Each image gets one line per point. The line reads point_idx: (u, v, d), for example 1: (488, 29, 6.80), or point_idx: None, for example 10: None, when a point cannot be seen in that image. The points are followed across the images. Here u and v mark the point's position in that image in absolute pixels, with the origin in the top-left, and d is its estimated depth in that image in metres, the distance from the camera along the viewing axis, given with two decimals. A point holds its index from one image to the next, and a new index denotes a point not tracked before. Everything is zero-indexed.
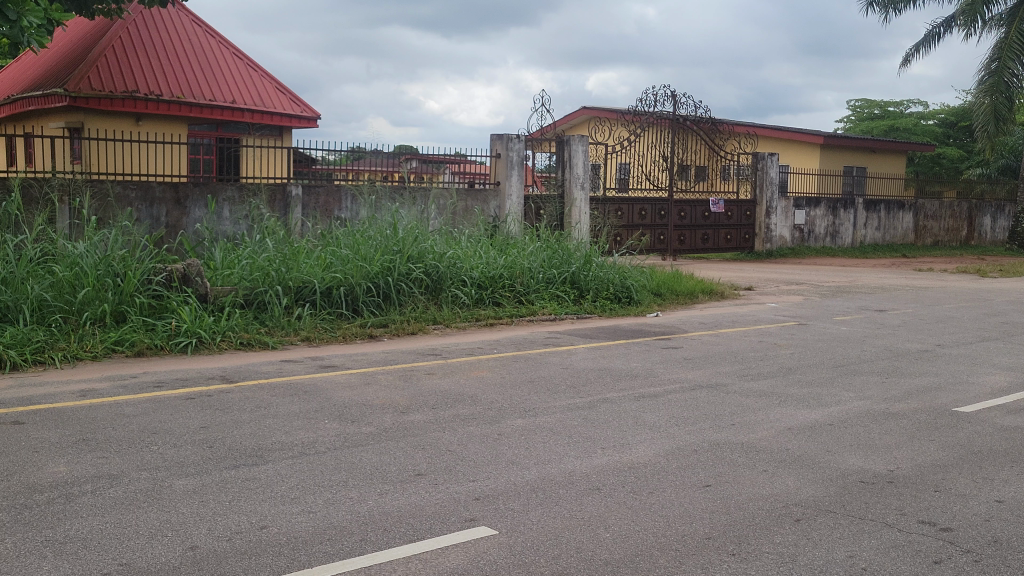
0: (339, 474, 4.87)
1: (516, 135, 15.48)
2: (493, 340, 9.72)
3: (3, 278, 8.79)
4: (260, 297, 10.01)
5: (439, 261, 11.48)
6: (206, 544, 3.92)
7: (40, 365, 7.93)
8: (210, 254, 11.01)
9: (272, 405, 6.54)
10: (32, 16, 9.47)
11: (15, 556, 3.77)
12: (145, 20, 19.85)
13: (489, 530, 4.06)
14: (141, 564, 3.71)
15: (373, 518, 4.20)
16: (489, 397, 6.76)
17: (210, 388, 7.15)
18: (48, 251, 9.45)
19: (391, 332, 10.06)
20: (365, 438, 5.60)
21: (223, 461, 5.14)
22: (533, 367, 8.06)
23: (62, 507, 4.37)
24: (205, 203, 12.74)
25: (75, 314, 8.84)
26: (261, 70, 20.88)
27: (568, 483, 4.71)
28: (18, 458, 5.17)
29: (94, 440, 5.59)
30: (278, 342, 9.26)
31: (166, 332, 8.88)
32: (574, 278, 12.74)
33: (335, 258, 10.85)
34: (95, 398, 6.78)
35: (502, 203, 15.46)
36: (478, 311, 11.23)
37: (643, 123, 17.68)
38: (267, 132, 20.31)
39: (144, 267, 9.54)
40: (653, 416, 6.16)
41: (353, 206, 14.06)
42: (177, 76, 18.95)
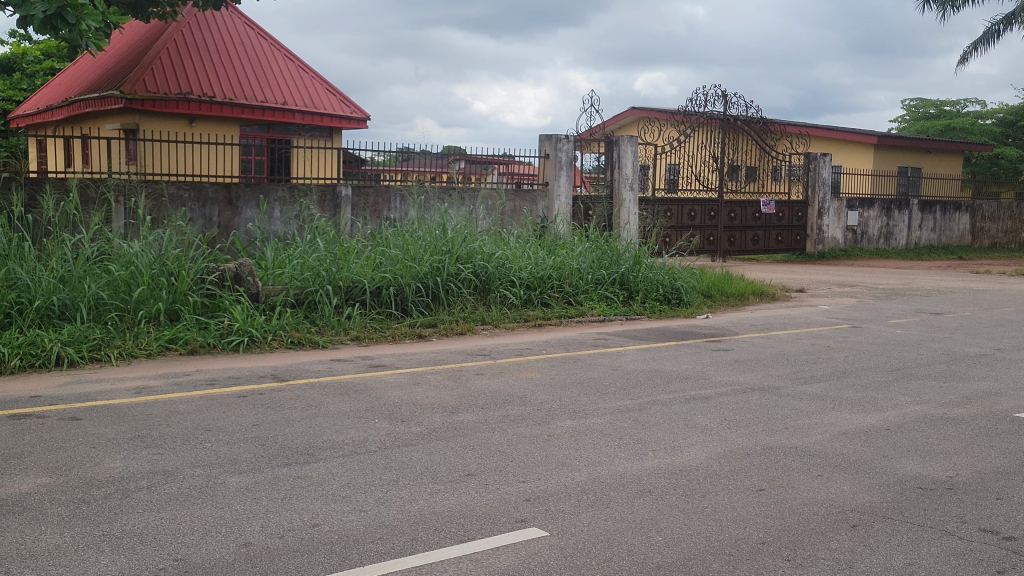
0: (390, 474, 4.89)
1: (565, 135, 15.44)
2: (542, 341, 9.72)
3: (62, 277, 8.96)
4: (311, 297, 10.09)
5: (487, 261, 11.50)
6: (259, 541, 3.95)
7: (97, 362, 8.09)
8: (262, 253, 11.15)
9: (322, 404, 6.60)
10: (90, 20, 9.57)
11: (75, 550, 3.84)
12: (199, 23, 20.15)
13: (540, 531, 4.06)
14: (196, 560, 3.75)
15: (425, 518, 4.22)
16: (539, 398, 6.75)
17: (262, 386, 7.23)
18: (105, 250, 9.63)
19: (440, 332, 10.10)
20: (415, 438, 5.62)
21: (275, 458, 5.20)
22: (583, 368, 8.04)
23: (119, 502, 4.44)
24: (257, 203, 12.90)
25: (130, 312, 9.00)
26: (312, 71, 21.09)
27: (619, 485, 4.69)
28: (76, 453, 5.27)
29: (150, 436, 5.68)
30: (329, 341, 9.34)
31: (219, 331, 9.01)
32: (623, 279, 12.69)
33: (384, 258, 10.91)
34: (150, 395, 6.90)
35: (550, 203, 15.44)
36: (527, 312, 11.23)
37: (693, 123, 17.53)
38: (318, 133, 20.52)
39: (197, 266, 9.69)
40: (704, 418, 6.10)
41: (402, 206, 14.14)
42: (230, 79, 19.20)
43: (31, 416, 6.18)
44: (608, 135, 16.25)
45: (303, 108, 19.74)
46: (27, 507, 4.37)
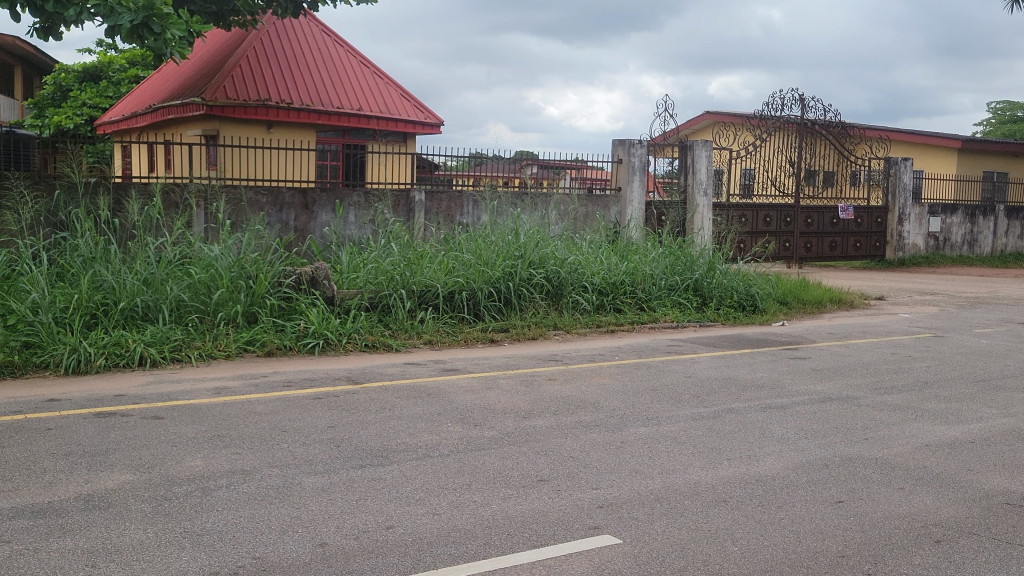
0: (463, 477, 4.92)
1: (638, 140, 15.34)
2: (614, 346, 9.69)
3: (146, 279, 9.20)
4: (385, 301, 10.20)
5: (560, 266, 11.51)
6: (335, 542, 4.01)
7: (178, 362, 8.30)
8: (338, 257, 11.32)
9: (396, 407, 6.67)
10: (174, 29, 9.90)
11: (157, 545, 3.95)
12: (278, 31, 20.56)
13: (614, 538, 4.04)
14: (273, 559, 3.82)
15: (498, 523, 4.23)
16: (612, 404, 6.71)
17: (338, 388, 7.35)
18: (186, 254, 9.86)
19: (512, 337, 10.13)
20: (487, 442, 5.64)
21: (350, 460, 5.27)
22: (656, 374, 7.99)
23: (199, 500, 4.55)
24: (332, 208, 13.10)
25: (210, 313, 9.21)
26: (387, 78, 21.39)
27: (693, 494, 4.64)
28: (158, 452, 5.42)
29: (228, 436, 5.81)
30: (402, 345, 9.44)
31: (295, 333, 9.17)
32: (697, 285, 12.58)
33: (457, 263, 10.99)
34: (229, 395, 7.05)
35: (623, 208, 15.39)
36: (600, 318, 11.21)
37: (769, 128, 17.27)
38: (392, 138, 20.77)
39: (275, 270, 9.88)
40: (781, 427, 6.01)
41: (474, 211, 14.25)
42: (307, 86, 19.56)
43: (116, 414, 6.38)
44: (683, 139, 16.09)
45: (379, 114, 20.01)
46: (112, 502, 4.50)
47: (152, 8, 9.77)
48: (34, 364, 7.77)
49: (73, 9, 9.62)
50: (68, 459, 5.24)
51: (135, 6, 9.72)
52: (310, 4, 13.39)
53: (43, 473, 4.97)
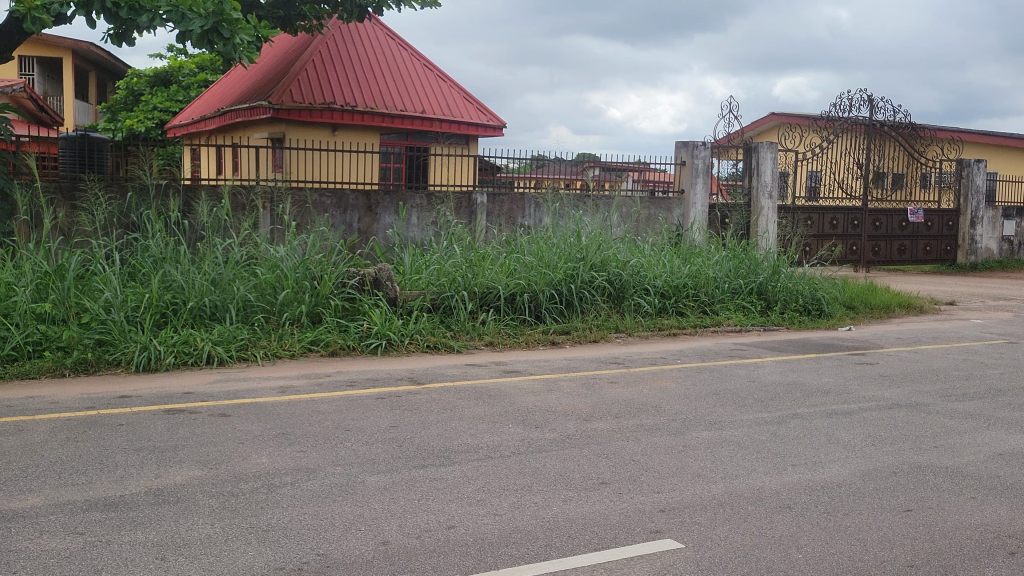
0: (524, 479, 4.92)
1: (702, 141, 15.18)
2: (677, 350, 9.61)
3: (214, 279, 9.38)
4: (447, 302, 10.26)
5: (622, 269, 11.45)
6: (397, 540, 4.05)
7: (244, 361, 8.46)
8: (401, 258, 11.39)
9: (457, 407, 6.70)
10: (243, 34, 10.08)
11: (224, 540, 4.02)
12: (343, 36, 20.84)
13: (675, 543, 4.01)
14: (337, 556, 3.87)
15: (559, 525, 4.23)
16: (674, 408, 6.66)
17: (400, 389, 7.41)
18: (253, 254, 10.03)
19: (573, 339, 10.10)
20: (548, 444, 5.64)
21: (413, 460, 5.31)
22: (719, 378, 7.91)
23: (265, 496, 4.63)
24: (395, 210, 13.23)
25: (276, 313, 9.37)
26: (450, 81, 21.56)
27: (757, 500, 4.58)
28: (225, 448, 5.52)
29: (292, 434, 5.90)
30: (463, 346, 9.50)
31: (358, 333, 9.29)
32: (761, 289, 12.42)
33: (519, 265, 11.01)
34: (293, 394, 7.15)
35: (686, 211, 15.28)
36: (662, 321, 11.12)
37: (836, 129, 16.98)
38: (455, 140, 20.89)
39: (339, 271, 10.00)
40: (847, 434, 5.91)
41: (536, 213, 14.26)
42: (371, 89, 19.76)
43: (185, 411, 6.52)
44: (747, 141, 15.89)
45: (442, 116, 20.14)
46: (181, 497, 4.61)
47: (221, 13, 9.92)
48: (107, 361, 7.97)
49: (145, 16, 9.93)
50: (139, 454, 5.37)
51: (205, 11, 9.92)
52: (375, 8, 13.48)
53: (115, 468, 5.10)
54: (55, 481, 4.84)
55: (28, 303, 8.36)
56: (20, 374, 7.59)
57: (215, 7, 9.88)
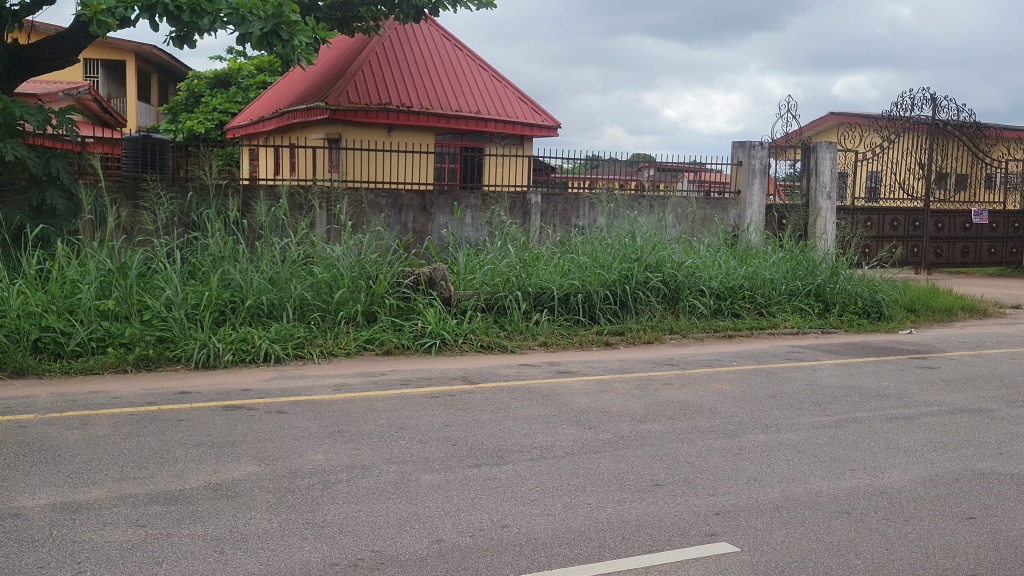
0: (578, 479, 4.92)
1: (760, 141, 15.02)
2: (732, 352, 9.53)
3: (272, 278, 9.51)
4: (501, 302, 10.28)
5: (677, 270, 11.36)
6: (450, 538, 4.06)
7: (301, 359, 8.57)
8: (455, 258, 11.43)
9: (511, 407, 6.71)
10: (302, 35, 10.21)
11: (281, 535, 4.08)
12: (399, 37, 20.99)
13: (730, 546, 3.97)
14: (391, 553, 3.90)
15: (613, 526, 4.22)
16: (729, 411, 6.60)
17: (454, 388, 7.44)
18: (309, 253, 10.15)
19: (628, 340, 10.07)
20: (602, 445, 5.62)
21: (466, 459, 5.33)
22: (775, 381, 7.81)
23: (320, 492, 4.68)
24: (450, 210, 13.29)
25: (332, 312, 9.47)
26: (505, 81, 21.63)
27: (814, 504, 4.52)
28: (281, 445, 5.59)
29: (348, 432, 5.95)
30: (517, 346, 9.52)
31: (412, 333, 9.35)
32: (819, 291, 12.22)
33: (573, 266, 11.00)
34: (348, 392, 7.22)
35: (742, 212, 15.15)
36: (717, 322, 11.02)
37: (898, 128, 16.59)
38: (510, 141, 20.96)
39: (394, 270, 10.07)
40: (908, 439, 5.80)
41: (590, 214, 14.24)
42: (427, 90, 19.86)
43: (243, 407, 6.62)
44: (806, 141, 15.65)
45: (497, 116, 20.19)
46: (239, 492, 4.68)
47: (280, 16, 10.10)
48: (167, 358, 8.13)
49: (207, 18, 10.00)
50: (199, 449, 5.47)
51: (265, 14, 10.10)
52: (431, 10, 13.53)
53: (175, 463, 5.20)
54: (118, 474, 4.95)
55: (92, 300, 8.52)
56: (85, 370, 7.77)
57: (274, 10, 10.06)
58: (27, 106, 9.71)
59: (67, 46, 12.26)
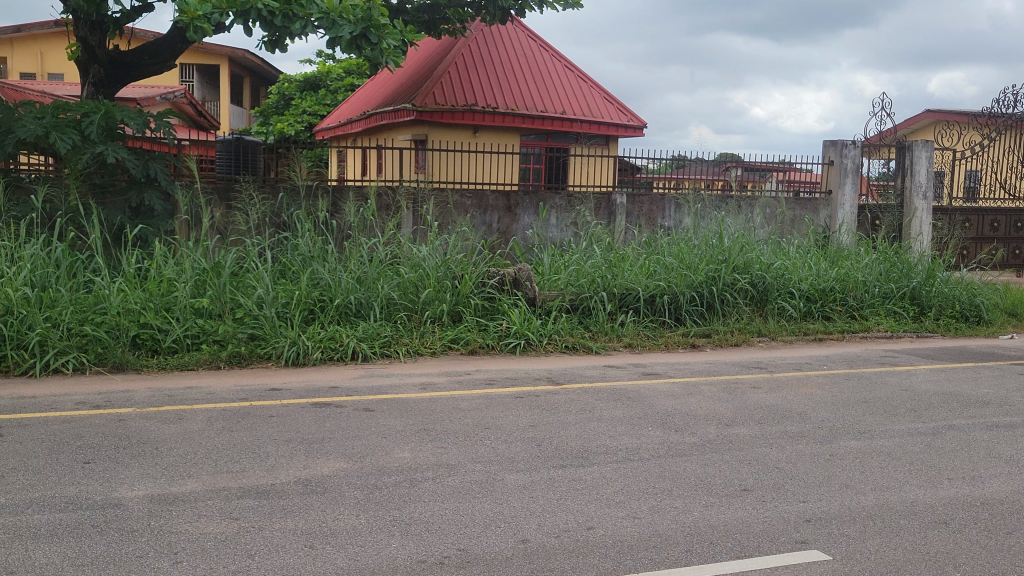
0: (664, 483, 4.87)
1: (852, 140, 14.73)
2: (823, 356, 9.33)
3: (360, 278, 9.65)
4: (586, 303, 10.26)
5: (766, 271, 11.17)
6: (536, 539, 4.07)
7: (387, 358, 8.70)
8: (540, 258, 11.45)
9: (597, 409, 6.69)
10: (390, 38, 10.35)
11: (368, 532, 4.14)
12: (486, 38, 21.13)
13: (822, 554, 3.89)
14: (477, 551, 3.93)
15: (701, 531, 4.17)
16: (820, 416, 6.46)
17: (539, 388, 7.44)
18: (396, 253, 10.26)
19: (714, 342, 9.96)
20: (690, 448, 5.56)
21: (552, 459, 5.33)
22: (868, 386, 7.61)
23: (407, 490, 4.73)
24: (535, 210, 13.33)
25: (418, 312, 9.57)
26: (591, 81, 21.61)
27: (910, 513, 4.39)
28: (368, 442, 5.67)
29: (434, 430, 6.02)
30: (602, 347, 9.49)
31: (497, 333, 9.41)
32: (914, 293, 11.88)
33: (659, 267, 10.90)
34: (434, 391, 7.29)
35: (833, 212, 14.87)
36: (807, 325, 10.81)
37: (999, 127, 15.79)
38: (595, 141, 20.96)
39: (480, 271, 10.13)
40: (1011, 448, 5.59)
41: (676, 214, 14.11)
42: (513, 91, 19.94)
43: (331, 404, 6.74)
44: (901, 139, 15.24)
45: (582, 117, 20.17)
46: (328, 487, 4.76)
47: (369, 19, 10.28)
48: (259, 355, 8.35)
49: (298, 23, 10.15)
50: (289, 445, 5.59)
51: (355, 18, 10.25)
52: (517, 11, 13.57)
53: (266, 457, 5.32)
54: (211, 468, 5.08)
55: (187, 299, 8.76)
56: (181, 365, 8.00)
57: (364, 14, 10.21)
58: (127, 110, 10.04)
59: (164, 52, 12.59)
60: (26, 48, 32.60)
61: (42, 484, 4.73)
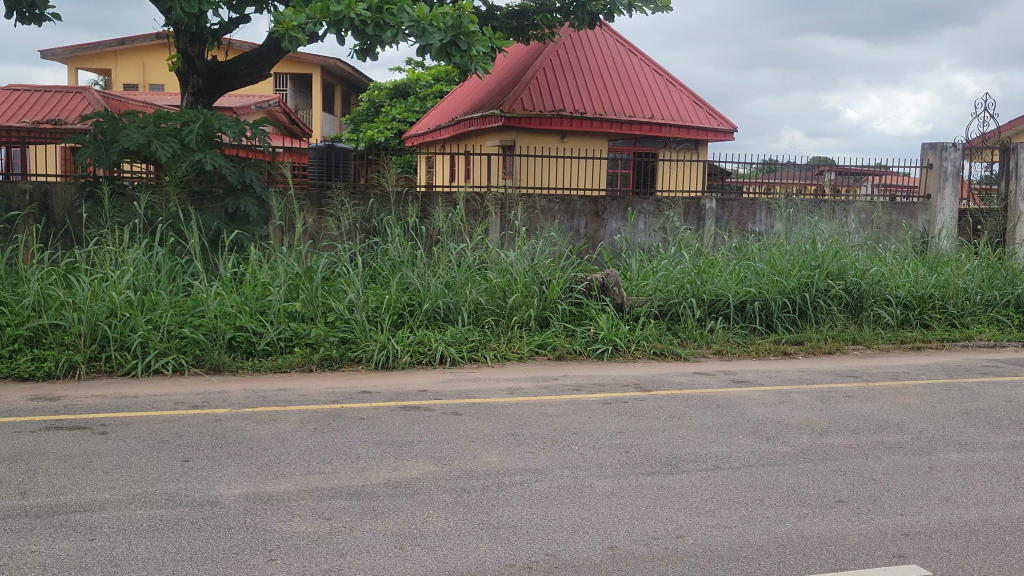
0: (756, 492, 4.79)
1: (952, 143, 14.33)
2: (921, 364, 9.05)
3: (448, 282, 9.73)
4: (675, 308, 10.17)
5: (861, 278, 10.90)
6: (625, 546, 4.05)
7: (475, 362, 8.77)
8: (628, 264, 11.40)
9: (686, 416, 6.61)
10: (479, 46, 10.48)
11: (458, 534, 4.17)
12: (575, 43, 21.13)
13: (921, 570, 3.77)
14: (565, 557, 3.92)
15: (794, 542, 4.08)
16: (918, 426, 6.27)
17: (627, 395, 7.40)
18: (484, 258, 10.31)
19: (807, 350, 9.76)
20: (781, 458, 5.46)
21: (640, 466, 5.30)
22: (970, 397, 7.34)
23: (495, 494, 4.75)
24: (623, 215, 13.29)
25: (505, 317, 9.62)
26: (680, 85, 21.44)
27: (1015, 530, 4.23)
28: (456, 446, 5.72)
29: (521, 435, 6.03)
30: (691, 354, 9.37)
31: (586, 339, 9.39)
32: (1018, 301, 11.45)
33: (750, 272, 10.71)
34: (522, 396, 7.31)
35: (933, 217, 14.44)
36: (904, 333, 10.50)
37: None
38: (684, 146, 20.77)
39: (568, 276, 10.13)
40: None
41: (768, 219, 13.88)
42: (602, 96, 19.90)
43: (420, 407, 6.83)
44: (1006, 141, 14.55)
45: (672, 121, 20.00)
46: (417, 490, 4.82)
47: (459, 26, 10.38)
48: (349, 358, 8.51)
49: (390, 31, 10.28)
50: (379, 447, 5.67)
51: (444, 26, 10.36)
52: (606, 15, 13.46)
53: (357, 459, 5.41)
54: (304, 468, 5.20)
55: (281, 302, 8.97)
56: (275, 368, 8.20)
57: (454, 21, 10.33)
58: (224, 118, 10.34)
59: (261, 61, 12.94)
60: (129, 60, 33.90)
61: (144, 480, 4.90)
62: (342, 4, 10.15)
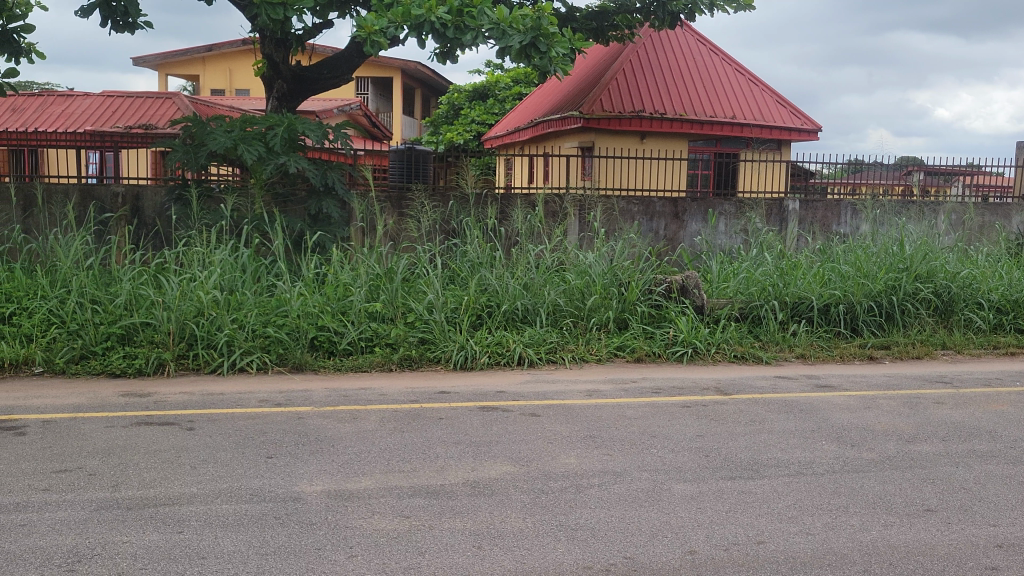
0: (840, 499, 4.69)
1: None
2: (1014, 371, 8.74)
3: (526, 283, 9.75)
4: (756, 311, 10.03)
5: (951, 280, 10.60)
6: (704, 550, 4.00)
7: (553, 363, 8.78)
8: (708, 266, 11.27)
9: (767, 420, 6.50)
10: (559, 47, 10.51)
11: (537, 535, 4.17)
12: (655, 44, 20.97)
13: None
14: (644, 561, 3.89)
15: (879, 550, 3.99)
16: (1012, 435, 6.05)
17: (706, 398, 7.32)
18: (563, 259, 10.29)
19: (894, 354, 9.51)
20: (866, 465, 5.33)
21: (720, 470, 5.23)
22: None
23: (574, 496, 4.74)
24: (703, 216, 13.14)
25: (583, 318, 9.60)
26: (763, 85, 21.12)
27: None
28: (534, 447, 5.72)
29: (599, 437, 6.01)
30: (773, 357, 9.21)
31: (665, 341, 9.30)
32: None
33: (834, 275, 10.49)
34: (600, 398, 7.27)
35: None
36: (997, 338, 10.16)
37: None
38: (767, 146, 20.46)
39: (646, 278, 10.07)
40: None
41: (853, 220, 13.56)
42: (683, 96, 19.71)
43: (499, 408, 6.86)
44: None
45: (754, 122, 19.71)
46: (495, 490, 4.84)
47: (539, 28, 10.44)
48: (428, 358, 8.59)
49: (470, 34, 10.30)
50: (458, 447, 5.71)
51: (524, 28, 10.39)
52: (688, 15, 13.30)
53: (436, 458, 5.45)
54: (384, 467, 5.26)
55: (362, 303, 9.10)
56: (355, 367, 8.31)
57: (534, 23, 10.37)
58: (308, 121, 10.52)
59: (344, 65, 13.13)
60: (217, 66, 34.82)
61: (229, 476, 5.02)
62: (423, 9, 10.18)
